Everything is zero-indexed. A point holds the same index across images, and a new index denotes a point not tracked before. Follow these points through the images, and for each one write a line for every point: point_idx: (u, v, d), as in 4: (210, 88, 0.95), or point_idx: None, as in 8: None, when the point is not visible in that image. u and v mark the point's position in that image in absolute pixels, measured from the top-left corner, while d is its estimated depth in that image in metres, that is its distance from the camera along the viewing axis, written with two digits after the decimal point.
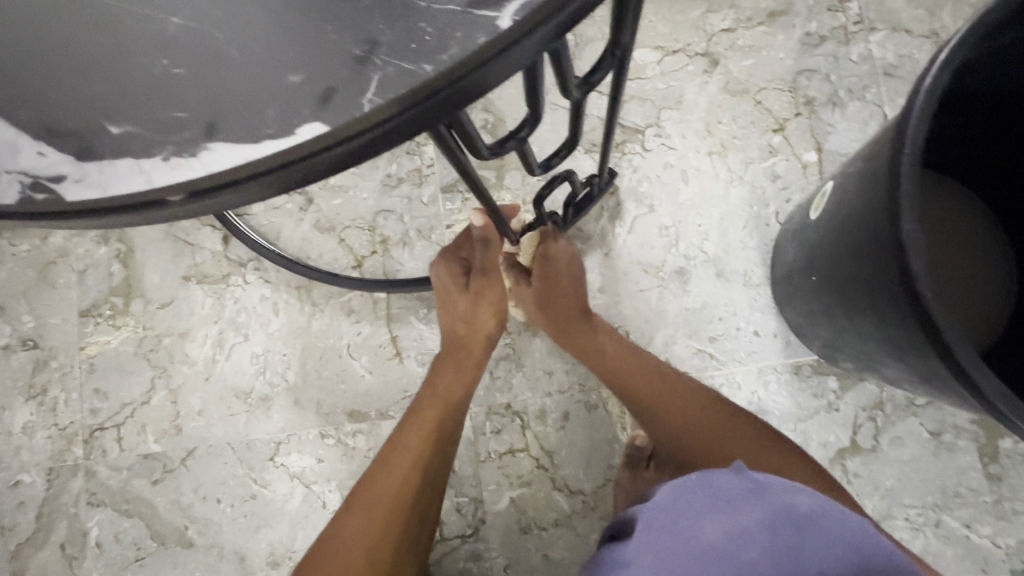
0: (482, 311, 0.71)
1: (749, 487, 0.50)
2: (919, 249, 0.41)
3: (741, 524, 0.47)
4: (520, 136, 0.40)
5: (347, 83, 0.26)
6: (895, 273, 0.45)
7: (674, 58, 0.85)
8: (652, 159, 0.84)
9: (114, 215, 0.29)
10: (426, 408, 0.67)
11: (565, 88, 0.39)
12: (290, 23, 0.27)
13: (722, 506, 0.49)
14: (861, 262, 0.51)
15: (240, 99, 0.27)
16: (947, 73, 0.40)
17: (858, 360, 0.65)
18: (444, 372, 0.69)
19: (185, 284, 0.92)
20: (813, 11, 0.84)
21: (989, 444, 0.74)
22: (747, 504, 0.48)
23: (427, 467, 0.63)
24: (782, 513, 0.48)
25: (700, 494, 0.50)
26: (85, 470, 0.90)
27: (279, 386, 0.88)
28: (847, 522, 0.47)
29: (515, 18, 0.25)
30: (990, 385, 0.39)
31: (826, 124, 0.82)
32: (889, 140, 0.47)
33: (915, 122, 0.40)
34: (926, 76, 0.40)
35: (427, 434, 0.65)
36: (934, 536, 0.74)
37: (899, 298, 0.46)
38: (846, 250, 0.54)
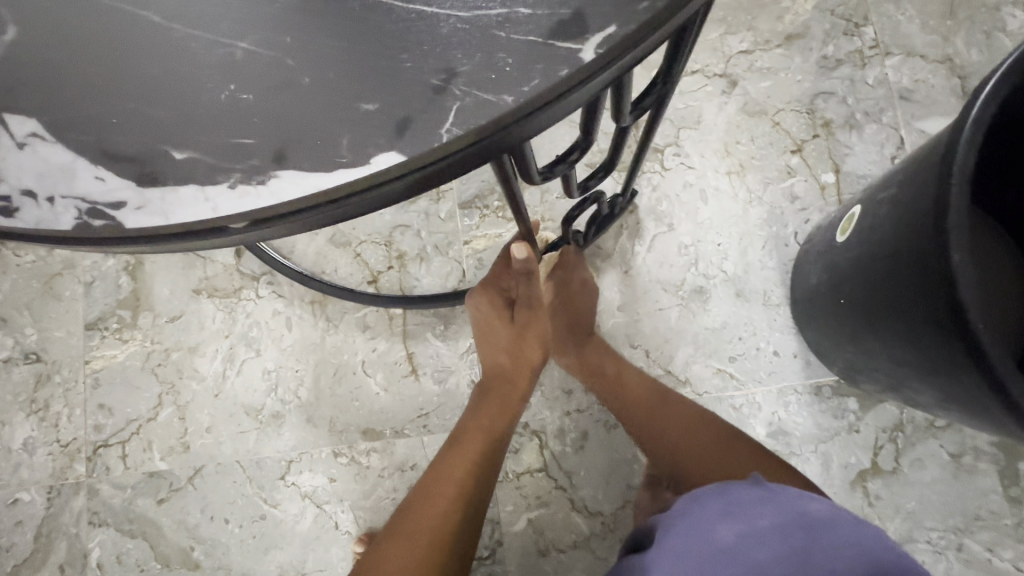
0: (526, 342, 0.71)
1: (766, 497, 0.49)
2: (966, 279, 0.43)
3: (754, 526, 0.46)
4: (570, 160, 0.39)
5: (423, 113, 0.26)
6: (936, 301, 0.45)
7: (693, 78, 0.86)
8: (671, 178, 0.84)
9: (174, 242, 0.28)
10: (471, 439, 0.66)
11: (618, 114, 0.39)
12: (363, 50, 0.27)
13: (738, 512, 0.47)
14: (897, 287, 0.51)
15: (311, 126, 0.26)
16: (993, 107, 0.41)
17: (884, 383, 0.65)
18: (489, 405, 0.68)
19: (195, 297, 0.91)
20: (830, 35, 0.85)
21: (1009, 467, 0.74)
22: (763, 511, 0.47)
23: (472, 502, 0.62)
24: (795, 518, 0.46)
25: (713, 501, 0.48)
26: (87, 488, 0.87)
27: (291, 402, 0.87)
28: (863, 532, 0.46)
29: (598, 51, 0.25)
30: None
31: (843, 146, 0.83)
32: (928, 168, 0.47)
33: (964, 155, 0.42)
34: (972, 109, 0.42)
35: (473, 465, 0.64)
36: (955, 560, 0.73)
37: (943, 325, 0.46)
38: (880, 274, 0.54)
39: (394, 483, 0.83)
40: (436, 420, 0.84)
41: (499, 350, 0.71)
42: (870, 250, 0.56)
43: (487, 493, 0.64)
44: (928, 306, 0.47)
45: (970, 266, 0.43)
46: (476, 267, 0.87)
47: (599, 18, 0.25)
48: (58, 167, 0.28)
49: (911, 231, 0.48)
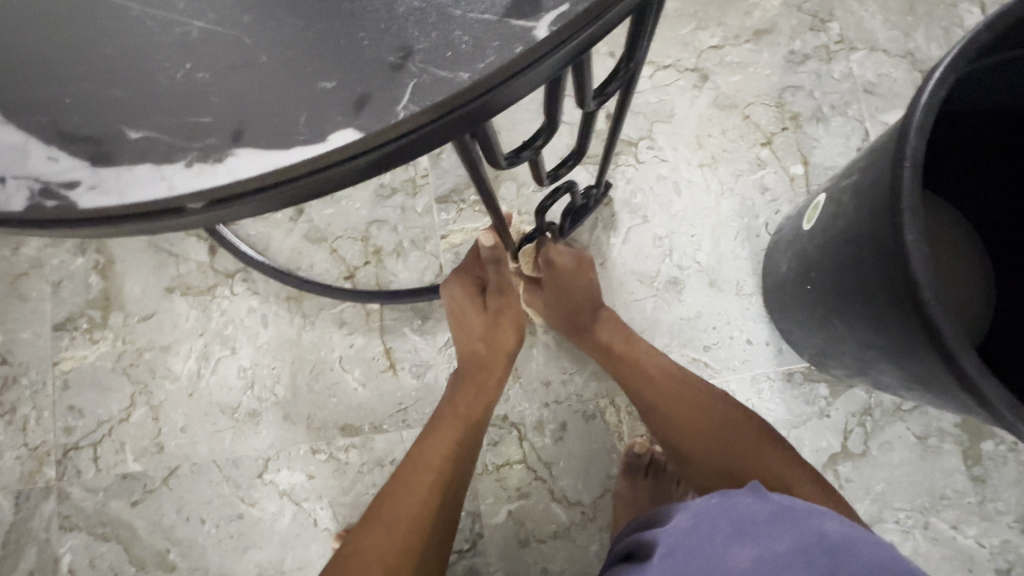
0: (500, 329, 0.70)
1: (771, 510, 0.50)
2: (922, 259, 0.44)
3: (772, 550, 0.48)
4: (536, 145, 0.40)
5: (380, 90, 0.26)
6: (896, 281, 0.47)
7: (665, 73, 0.88)
8: (645, 171, 0.86)
9: (130, 223, 0.28)
10: (446, 427, 0.66)
11: (582, 100, 0.39)
12: (321, 28, 0.27)
13: (749, 532, 0.49)
14: (860, 271, 0.53)
15: (269, 104, 0.26)
16: (942, 91, 0.43)
17: (851, 366, 0.67)
18: (463, 392, 0.68)
19: (168, 295, 0.89)
20: (797, 30, 0.87)
21: (972, 447, 0.77)
22: (773, 530, 0.49)
23: (448, 491, 0.63)
24: (811, 540, 0.48)
25: (724, 520, 0.49)
26: (56, 493, 0.85)
27: (267, 400, 0.86)
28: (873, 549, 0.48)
29: (552, 28, 0.25)
30: (991, 388, 0.42)
31: (811, 138, 0.85)
32: (886, 154, 0.49)
33: (915, 137, 0.44)
34: (923, 93, 0.43)
35: (448, 454, 0.64)
36: (923, 538, 0.75)
37: (902, 306, 0.47)
38: (844, 259, 0.56)
39: (373, 479, 0.83)
40: (415, 414, 0.84)
41: (473, 337, 0.71)
42: (835, 237, 0.58)
43: (462, 480, 0.65)
44: (889, 288, 0.49)
45: (925, 246, 0.44)
46: (453, 261, 0.87)
47: None
48: (9, 148, 0.27)
49: (873, 215, 0.50)
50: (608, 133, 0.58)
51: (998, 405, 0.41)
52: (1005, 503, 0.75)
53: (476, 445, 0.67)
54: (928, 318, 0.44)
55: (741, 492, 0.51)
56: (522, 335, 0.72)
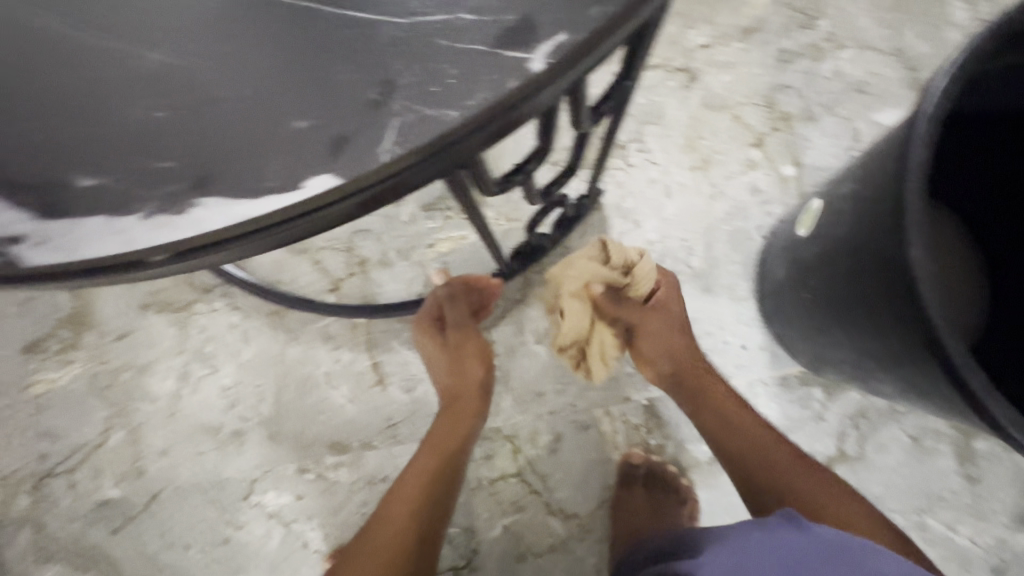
0: (467, 359, 0.70)
1: (814, 546, 0.47)
2: (924, 275, 0.43)
3: None
4: (528, 169, 0.38)
5: (360, 130, 0.23)
6: (898, 296, 0.46)
7: (654, 73, 0.86)
8: (636, 174, 0.84)
9: (83, 279, 0.25)
10: (421, 460, 0.65)
11: (576, 121, 0.37)
12: (293, 60, 0.24)
13: (794, 570, 0.46)
14: (859, 284, 0.52)
15: (237, 146, 0.24)
16: (946, 102, 0.41)
17: (847, 373, 0.66)
18: (435, 424, 0.67)
19: (143, 313, 0.85)
20: (786, 28, 0.86)
21: (966, 447, 0.77)
22: (819, 570, 0.45)
23: (421, 519, 0.61)
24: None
25: (768, 558, 0.47)
26: (32, 522, 0.81)
27: (252, 420, 0.83)
28: None
29: (549, 60, 0.23)
30: (998, 407, 0.41)
31: (802, 139, 0.84)
32: (886, 164, 0.48)
33: (919, 150, 0.42)
34: (927, 104, 0.42)
35: (423, 486, 0.63)
36: (919, 539, 0.76)
37: (905, 322, 0.46)
38: (843, 270, 0.55)
39: (365, 497, 0.81)
40: (406, 429, 0.82)
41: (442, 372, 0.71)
42: (832, 247, 0.57)
43: (442, 512, 0.63)
44: (889, 302, 0.48)
45: (928, 261, 0.43)
46: (441, 271, 0.85)
47: (549, 24, 0.23)
48: None
49: (872, 228, 0.49)
50: (601, 143, 0.56)
51: (1005, 424, 0.41)
52: (998, 502, 0.76)
53: (452, 471, 0.65)
54: (933, 335, 0.43)
55: (784, 526, 0.48)
56: (488, 359, 0.71)
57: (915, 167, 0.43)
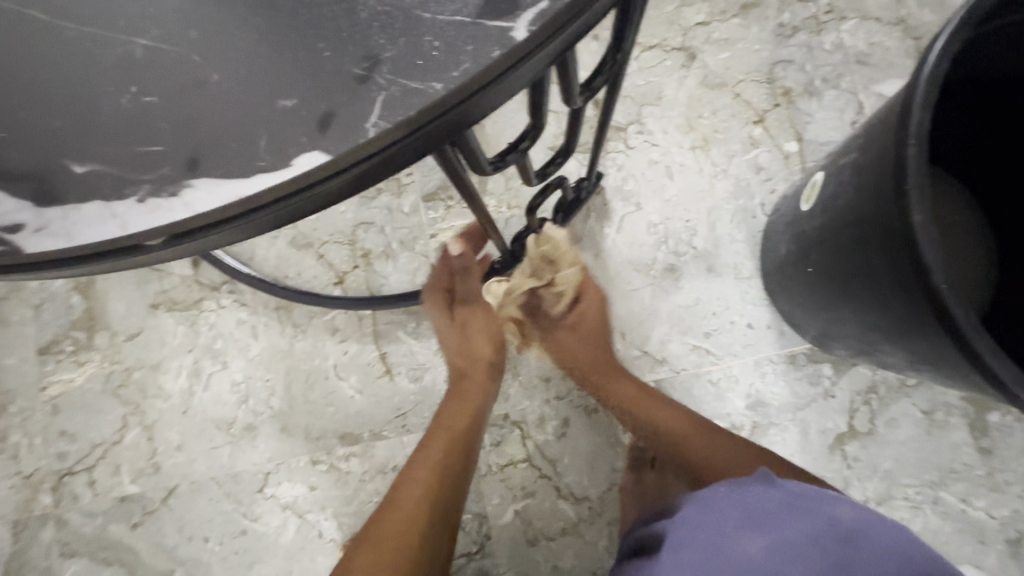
0: (473, 336, 0.74)
1: (784, 500, 0.49)
2: (930, 242, 0.42)
3: (782, 538, 0.46)
4: (522, 147, 0.38)
5: (347, 106, 0.24)
6: (901, 264, 0.45)
7: (651, 53, 0.85)
8: (636, 156, 0.83)
9: (84, 266, 0.26)
10: (437, 436, 0.67)
11: (568, 97, 0.37)
12: (278, 40, 0.24)
13: (759, 519, 0.48)
14: (863, 255, 0.52)
15: (226, 128, 0.24)
16: (946, 62, 0.40)
17: (855, 348, 0.66)
18: (448, 402, 0.70)
19: (153, 312, 0.87)
20: (785, 2, 0.85)
21: (979, 419, 0.76)
22: (783, 517, 0.48)
23: (441, 497, 0.62)
24: (822, 526, 0.47)
25: (734, 508, 0.48)
26: (55, 519, 0.83)
27: (263, 413, 0.84)
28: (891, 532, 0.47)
29: (531, 28, 0.23)
30: (1007, 373, 0.40)
31: (804, 114, 0.82)
32: (886, 131, 0.47)
33: (918, 113, 0.41)
34: (926, 66, 0.41)
35: (441, 458, 0.65)
36: (932, 513, 0.75)
37: (911, 292, 0.46)
38: (847, 241, 0.54)
39: (377, 486, 0.82)
40: (415, 419, 0.83)
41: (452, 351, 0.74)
42: (835, 219, 0.56)
43: (459, 484, 0.65)
44: (894, 271, 0.47)
45: (933, 227, 0.42)
46: None
47: None
48: None
49: (875, 197, 0.48)
50: (597, 122, 0.55)
51: (1014, 389, 0.40)
52: (1013, 473, 0.75)
53: (467, 449, 0.68)
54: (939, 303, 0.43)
55: (757, 483, 0.50)
56: (498, 339, 0.75)
57: (915, 132, 0.42)
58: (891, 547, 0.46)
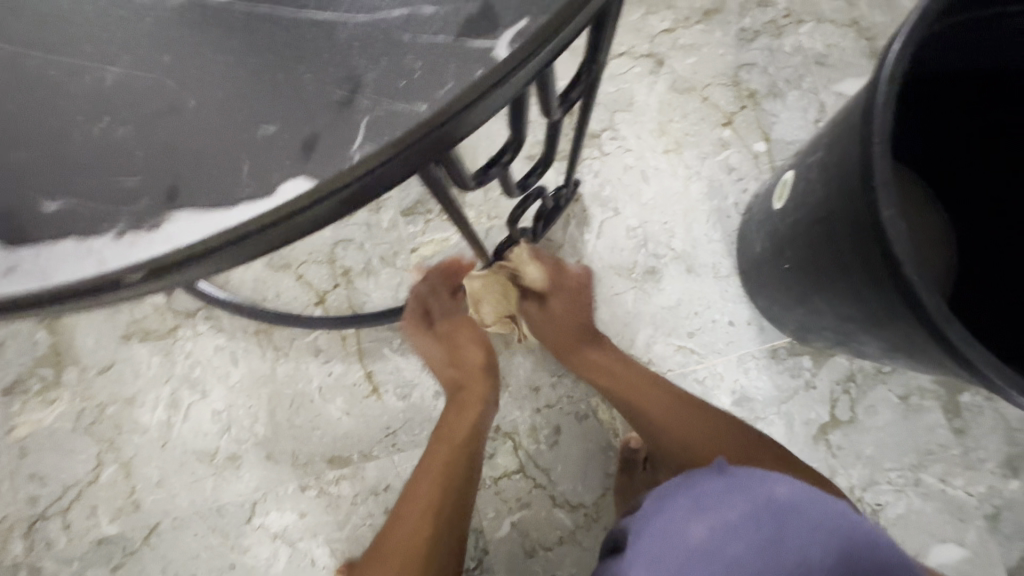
0: (465, 344, 0.73)
1: (729, 482, 0.49)
2: (901, 235, 0.43)
3: (725, 519, 0.46)
4: (503, 161, 0.38)
5: (331, 130, 0.23)
6: (873, 257, 0.47)
7: (620, 61, 0.86)
8: (612, 162, 0.84)
9: (59, 306, 0.25)
10: (437, 450, 0.66)
11: (547, 109, 0.37)
12: (257, 65, 0.24)
13: (705, 503, 0.47)
14: (835, 248, 0.53)
15: (207, 158, 0.24)
16: (904, 62, 0.42)
17: (833, 339, 0.68)
18: (447, 414, 0.69)
19: (125, 343, 0.84)
20: (745, 8, 0.87)
21: (952, 400, 0.79)
22: (729, 500, 0.47)
23: (445, 511, 0.62)
24: (763, 504, 0.47)
25: (683, 497, 0.48)
26: (27, 568, 0.79)
27: (247, 441, 0.82)
28: (828, 506, 0.47)
29: (512, 47, 0.23)
30: (980, 357, 0.42)
31: (770, 114, 0.85)
32: (851, 129, 0.49)
33: (882, 111, 0.43)
34: (886, 67, 0.42)
35: (443, 472, 0.64)
36: (915, 495, 0.78)
37: (885, 283, 0.47)
38: (820, 237, 0.56)
39: (369, 508, 0.80)
40: (405, 436, 0.81)
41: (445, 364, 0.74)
42: (807, 216, 0.58)
43: (464, 496, 0.65)
44: (867, 264, 0.49)
45: (902, 220, 0.44)
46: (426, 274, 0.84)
47: (511, 11, 0.23)
48: None
49: (846, 192, 0.49)
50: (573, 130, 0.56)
51: (987, 371, 0.41)
52: (987, 451, 0.78)
53: (471, 460, 0.67)
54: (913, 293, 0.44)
55: (710, 470, 0.50)
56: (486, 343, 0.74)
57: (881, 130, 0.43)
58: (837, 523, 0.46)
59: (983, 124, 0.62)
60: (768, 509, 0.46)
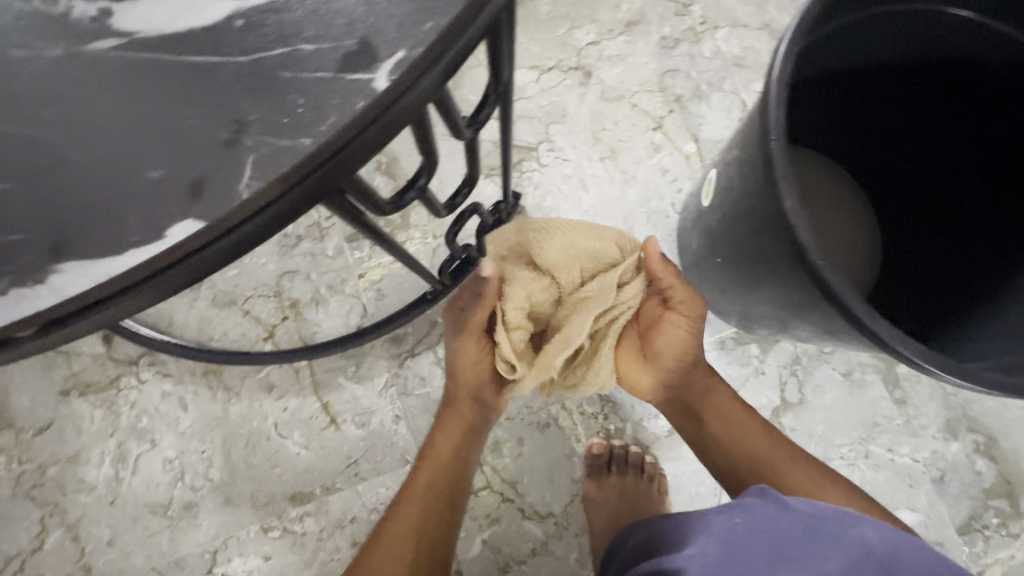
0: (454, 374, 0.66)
1: (801, 523, 0.49)
2: (805, 227, 0.46)
3: (815, 567, 0.47)
4: (419, 184, 0.39)
5: (217, 171, 0.23)
6: (785, 247, 0.50)
7: (550, 75, 0.89)
8: (551, 173, 0.87)
9: None
10: (420, 472, 0.66)
11: (456, 130, 0.38)
12: (140, 112, 0.24)
13: (787, 551, 0.48)
14: (751, 244, 0.56)
15: (89, 210, 0.23)
16: (790, 63, 0.45)
17: (772, 326, 0.70)
18: (436, 433, 0.68)
19: (64, 399, 0.80)
20: (663, 17, 0.91)
21: (890, 373, 0.83)
22: (807, 545, 0.48)
23: (429, 534, 0.62)
24: (839, 544, 0.48)
25: (764, 546, 0.48)
26: None
27: (203, 488, 0.79)
28: (890, 535, 0.49)
29: (392, 77, 0.24)
30: (884, 331, 0.44)
31: (696, 116, 0.89)
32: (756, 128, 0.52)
33: (776, 110, 0.45)
34: (775, 68, 0.45)
35: (425, 505, 0.64)
36: (866, 467, 0.81)
37: (799, 269, 0.50)
38: (743, 231, 0.58)
39: (336, 543, 0.78)
40: (368, 465, 0.80)
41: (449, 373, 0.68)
42: (724, 213, 0.61)
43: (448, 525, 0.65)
44: (782, 253, 0.51)
45: (804, 210, 0.46)
46: (377, 298, 0.84)
47: (387, 44, 0.24)
48: None
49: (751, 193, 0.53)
50: (499, 146, 0.57)
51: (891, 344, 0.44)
52: (927, 418, 0.82)
53: (457, 482, 0.66)
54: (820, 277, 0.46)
55: (771, 508, 0.51)
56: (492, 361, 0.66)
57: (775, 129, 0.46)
58: (903, 551, 0.48)
59: (890, 118, 0.64)
60: (837, 550, 0.48)
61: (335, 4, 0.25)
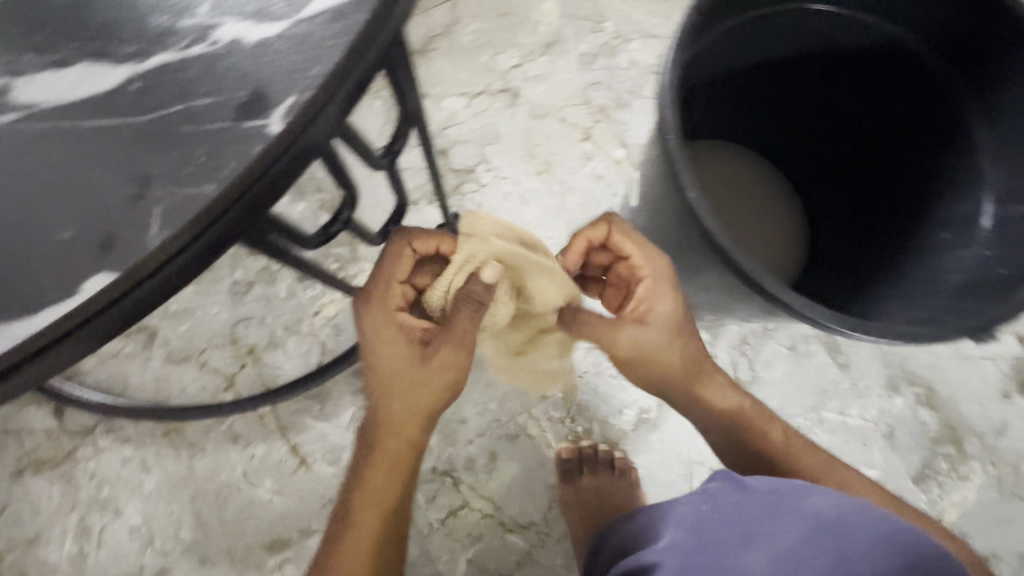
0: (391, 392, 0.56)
1: (764, 502, 0.49)
2: (708, 214, 0.50)
3: (780, 547, 0.45)
4: (345, 215, 0.41)
5: (127, 225, 0.25)
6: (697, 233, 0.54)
7: (479, 99, 0.93)
8: (491, 192, 0.90)
9: None
10: (359, 523, 0.55)
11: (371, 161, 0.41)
12: (49, 180, 0.26)
13: (752, 534, 0.47)
14: (673, 239, 0.60)
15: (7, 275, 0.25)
16: (675, 67, 0.49)
17: (714, 309, 0.74)
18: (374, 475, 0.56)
19: (18, 480, 0.77)
20: (580, 35, 0.97)
21: (832, 340, 0.88)
22: (773, 525, 0.47)
23: None
24: (809, 523, 0.46)
25: (727, 528, 0.48)
26: None
27: (175, 551, 0.77)
28: (875, 519, 0.46)
29: (285, 120, 0.26)
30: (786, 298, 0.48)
31: (622, 123, 0.94)
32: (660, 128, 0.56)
33: (668, 110, 0.49)
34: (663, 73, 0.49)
35: (365, 533, 0.56)
36: (822, 433, 0.85)
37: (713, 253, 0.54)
38: (667, 224, 0.62)
39: None
40: None
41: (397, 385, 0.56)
42: (645, 217, 0.65)
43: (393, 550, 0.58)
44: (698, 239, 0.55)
45: (706, 198, 0.50)
46: (334, 333, 0.84)
47: (278, 92, 0.27)
48: None
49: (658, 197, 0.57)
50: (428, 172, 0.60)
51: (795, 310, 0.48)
52: (872, 378, 0.87)
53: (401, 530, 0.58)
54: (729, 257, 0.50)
55: (739, 493, 0.50)
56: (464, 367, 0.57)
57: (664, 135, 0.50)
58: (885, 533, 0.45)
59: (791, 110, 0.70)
60: (805, 528, 0.46)
61: (226, 62, 0.27)
